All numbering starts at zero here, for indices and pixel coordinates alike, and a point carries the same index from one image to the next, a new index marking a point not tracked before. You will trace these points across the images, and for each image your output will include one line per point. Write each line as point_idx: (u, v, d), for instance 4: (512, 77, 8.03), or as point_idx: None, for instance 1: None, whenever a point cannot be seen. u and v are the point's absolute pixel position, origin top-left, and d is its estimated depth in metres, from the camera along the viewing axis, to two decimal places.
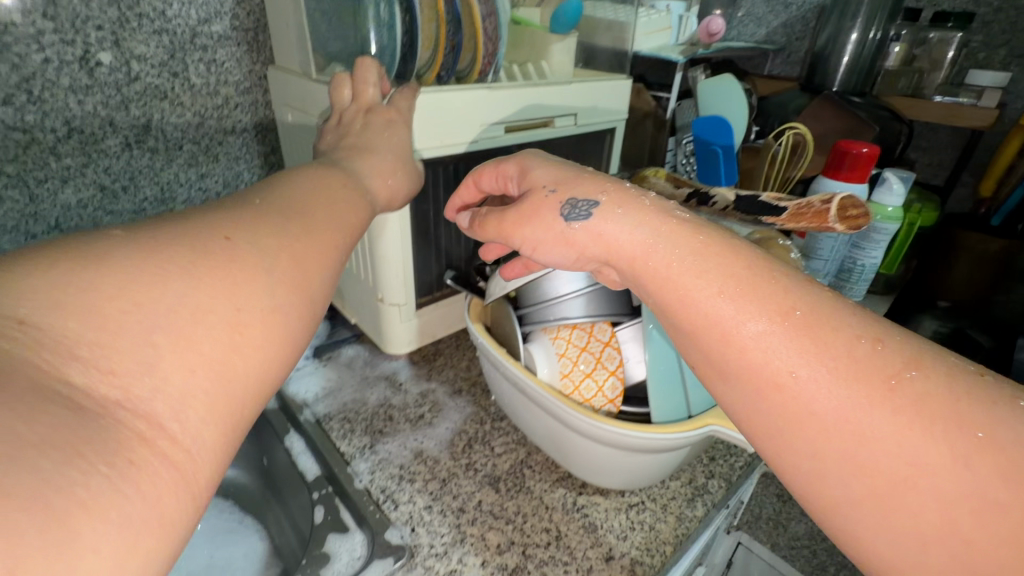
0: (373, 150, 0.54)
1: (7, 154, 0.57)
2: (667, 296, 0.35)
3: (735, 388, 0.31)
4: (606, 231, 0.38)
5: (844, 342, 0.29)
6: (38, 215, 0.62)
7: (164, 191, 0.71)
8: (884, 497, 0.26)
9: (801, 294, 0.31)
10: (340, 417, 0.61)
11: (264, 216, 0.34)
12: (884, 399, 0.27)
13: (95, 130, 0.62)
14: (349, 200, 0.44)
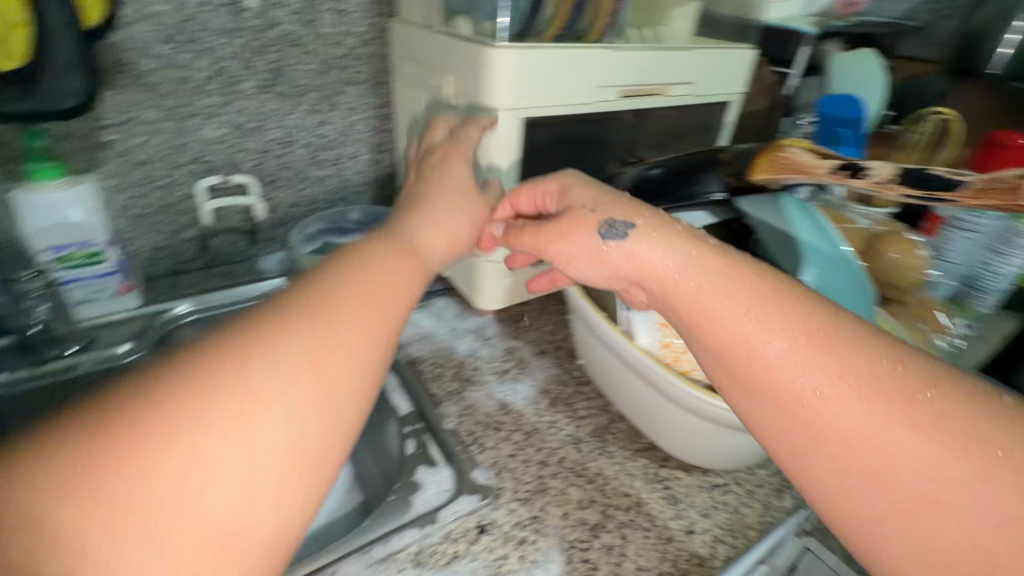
0: (433, 204, 0.51)
1: (164, 89, 0.64)
2: (696, 317, 0.39)
3: (762, 407, 0.35)
4: (640, 252, 0.42)
5: (865, 363, 0.32)
6: (183, 147, 0.68)
7: (287, 134, 0.75)
8: (908, 509, 0.29)
9: (827, 319, 0.35)
10: (431, 361, 0.65)
11: (297, 315, 0.33)
12: (905, 417, 0.30)
13: (236, 72, 0.67)
14: (399, 269, 0.41)
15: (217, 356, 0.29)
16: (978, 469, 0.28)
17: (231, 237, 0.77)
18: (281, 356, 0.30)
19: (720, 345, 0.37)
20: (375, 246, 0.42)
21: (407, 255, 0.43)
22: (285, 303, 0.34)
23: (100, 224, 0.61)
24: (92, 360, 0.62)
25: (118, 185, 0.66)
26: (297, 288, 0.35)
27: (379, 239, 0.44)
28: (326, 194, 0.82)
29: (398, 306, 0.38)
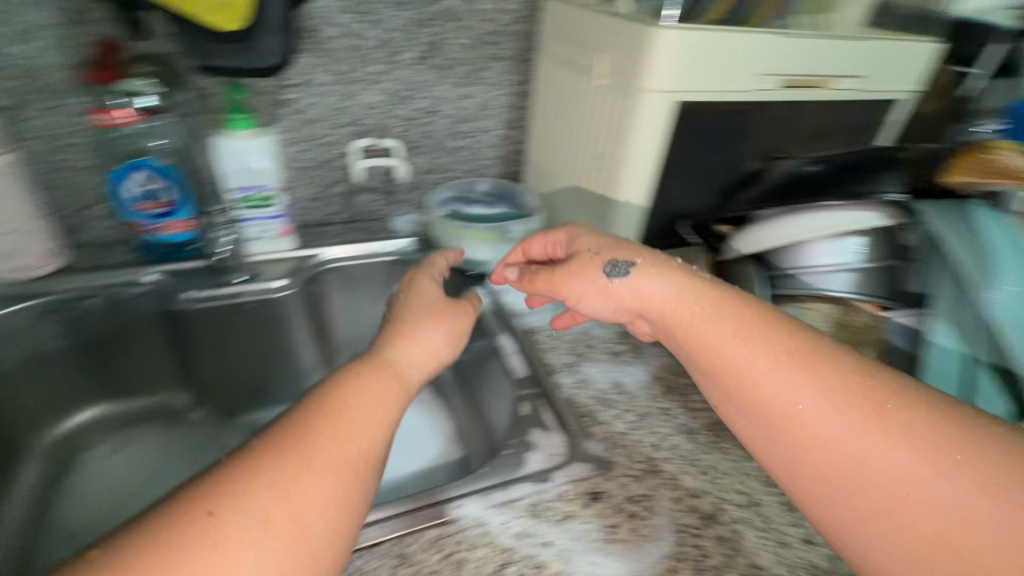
0: (412, 321, 0.52)
1: (338, 55, 0.70)
2: (693, 343, 0.45)
3: (755, 421, 0.41)
4: (642, 286, 0.49)
5: (839, 380, 0.39)
6: (345, 109, 0.75)
7: (432, 105, 0.79)
8: (877, 502, 0.35)
9: (805, 343, 0.41)
10: (547, 332, 0.67)
11: (275, 448, 0.34)
12: (877, 425, 0.36)
13: (399, 43, 0.72)
14: (377, 393, 0.42)
15: (197, 498, 0.31)
16: (934, 466, 0.34)
17: (371, 196, 0.84)
18: (263, 488, 0.32)
19: (716, 368, 0.44)
20: (355, 368, 0.44)
21: (385, 378, 0.44)
22: (266, 440, 0.35)
23: (274, 170, 0.69)
24: (258, 289, 0.72)
25: (289, 139, 0.74)
26: (275, 426, 0.37)
27: (357, 364, 0.45)
28: (458, 164, 0.87)
29: (377, 429, 0.40)
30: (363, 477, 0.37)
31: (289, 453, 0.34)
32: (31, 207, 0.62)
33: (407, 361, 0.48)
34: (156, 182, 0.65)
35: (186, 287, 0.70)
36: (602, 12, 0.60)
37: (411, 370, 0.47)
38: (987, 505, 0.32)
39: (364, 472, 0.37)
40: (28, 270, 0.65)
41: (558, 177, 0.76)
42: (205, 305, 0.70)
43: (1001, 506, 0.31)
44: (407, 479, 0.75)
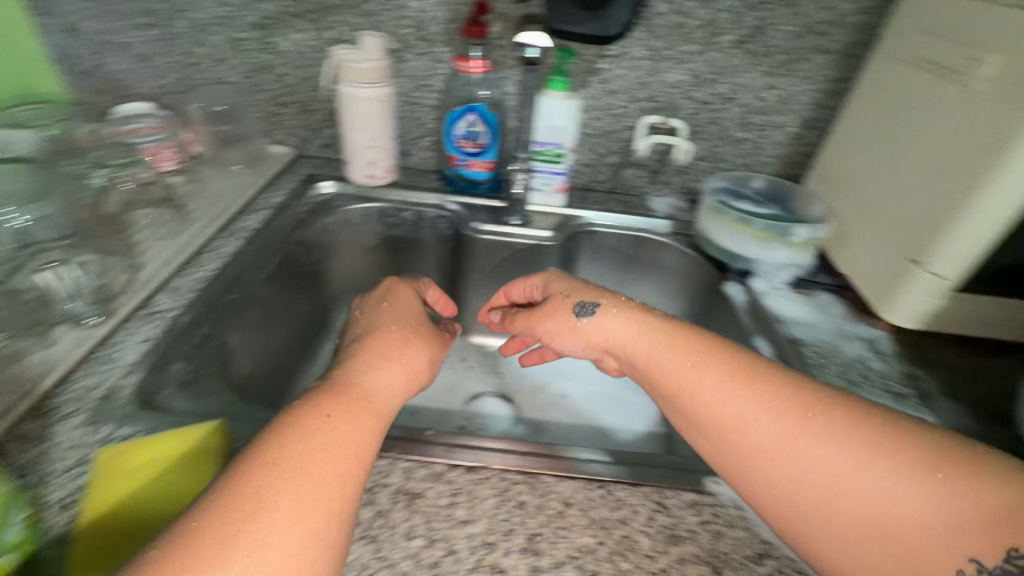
0: (374, 348, 0.48)
1: (660, 32, 0.73)
2: (647, 369, 0.48)
3: (705, 434, 0.43)
4: (606, 326, 0.52)
5: (774, 390, 0.42)
6: (648, 84, 0.77)
7: (733, 91, 0.78)
8: (824, 502, 0.37)
9: (744, 360, 0.44)
10: (815, 348, 0.62)
11: (217, 518, 0.31)
12: (807, 428, 0.39)
13: (723, 25, 0.72)
14: (346, 428, 0.39)
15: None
16: (869, 461, 0.37)
17: (639, 172, 0.86)
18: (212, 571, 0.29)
19: (672, 391, 0.46)
20: (320, 400, 0.40)
21: (359, 411, 0.40)
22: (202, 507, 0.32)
23: (573, 131, 0.75)
24: (530, 236, 0.80)
25: (589, 106, 0.80)
26: (221, 479, 0.34)
27: (321, 392, 0.41)
28: (735, 156, 0.84)
29: (349, 467, 0.37)
30: (331, 516, 0.34)
31: (231, 526, 0.31)
32: (390, 126, 0.78)
33: (381, 387, 0.44)
34: (481, 126, 0.77)
35: (476, 219, 0.81)
36: (1008, 7, 0.52)
37: (389, 400, 0.44)
38: (922, 497, 0.34)
39: (336, 506, 0.34)
40: (373, 179, 0.81)
41: (860, 190, 0.69)
42: (486, 238, 0.80)
43: (928, 493, 0.34)
44: (610, 438, 0.74)
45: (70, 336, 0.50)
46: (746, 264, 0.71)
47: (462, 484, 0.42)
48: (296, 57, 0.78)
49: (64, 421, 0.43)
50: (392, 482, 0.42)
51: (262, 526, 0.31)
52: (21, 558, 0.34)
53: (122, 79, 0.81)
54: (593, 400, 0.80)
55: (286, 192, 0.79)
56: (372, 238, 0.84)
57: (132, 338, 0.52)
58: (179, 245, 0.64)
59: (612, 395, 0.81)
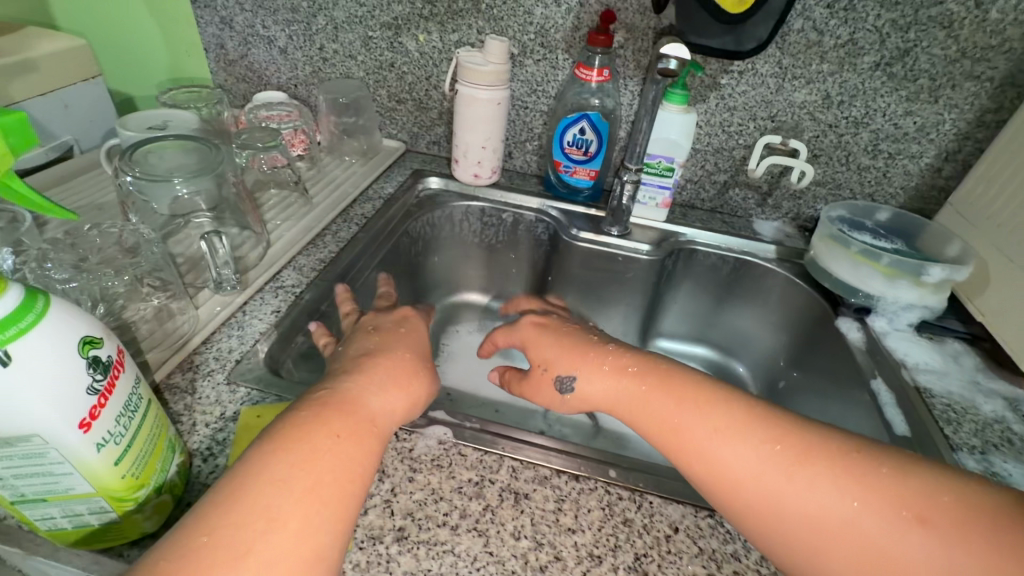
0: (378, 366, 0.45)
1: (793, 49, 0.70)
2: (642, 422, 0.46)
3: (700, 477, 0.41)
4: (595, 399, 0.49)
5: (767, 435, 0.40)
6: (771, 103, 0.74)
7: (866, 115, 0.73)
8: (827, 551, 0.36)
9: (735, 403, 0.43)
10: (944, 401, 0.57)
11: (222, 535, 0.31)
12: (804, 472, 0.38)
13: (865, 45, 0.68)
14: (352, 449, 0.38)
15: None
16: (870, 509, 0.35)
17: (748, 193, 0.83)
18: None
19: (671, 435, 0.43)
20: (327, 418, 0.39)
21: (362, 433, 0.39)
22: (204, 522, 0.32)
23: (686, 146, 0.74)
24: (629, 249, 0.79)
25: (704, 121, 0.78)
26: (219, 490, 0.34)
27: (320, 407, 0.40)
28: (858, 184, 0.79)
29: (352, 486, 0.37)
30: (334, 534, 0.34)
31: (236, 545, 0.31)
32: (501, 128, 0.79)
33: (384, 410, 0.42)
34: (591, 134, 0.77)
35: (574, 226, 0.81)
36: None
37: (390, 422, 0.42)
38: (926, 542, 0.33)
39: (339, 525, 0.35)
40: (478, 179, 0.83)
41: (1010, 232, 0.63)
42: (583, 244, 0.80)
43: (933, 548, 0.33)
44: None
45: (213, 300, 0.54)
46: (866, 300, 0.67)
47: (567, 492, 0.42)
48: (420, 57, 0.81)
49: (208, 378, 0.47)
50: (499, 479, 0.42)
51: (266, 545, 0.32)
52: (175, 498, 0.37)
53: (262, 70, 0.88)
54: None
55: (395, 185, 0.82)
56: (470, 236, 0.86)
57: (263, 308, 0.56)
58: (302, 227, 0.68)
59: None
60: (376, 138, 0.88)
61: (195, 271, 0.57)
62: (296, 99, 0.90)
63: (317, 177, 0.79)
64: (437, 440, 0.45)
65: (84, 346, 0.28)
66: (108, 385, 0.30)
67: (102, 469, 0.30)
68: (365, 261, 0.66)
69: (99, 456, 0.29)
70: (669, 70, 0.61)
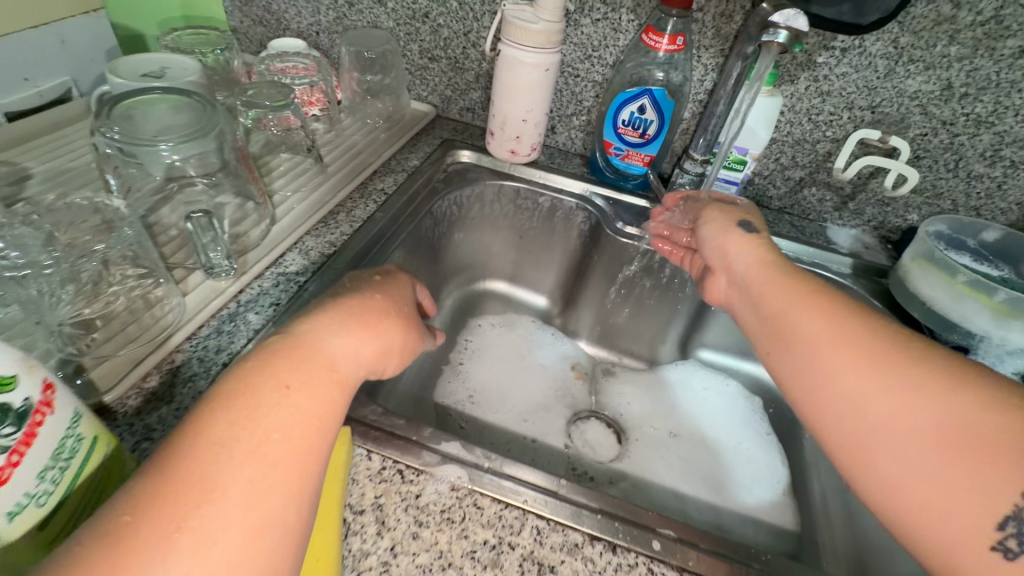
0: (342, 306, 0.39)
1: (916, 25, 0.56)
2: (757, 288, 0.46)
3: (781, 351, 0.40)
4: (746, 246, 0.50)
5: (859, 330, 0.37)
6: (874, 90, 0.62)
7: (992, 113, 0.60)
8: (889, 445, 0.32)
9: (834, 301, 0.40)
10: None
11: (159, 499, 0.25)
12: (883, 365, 0.34)
13: (1013, 25, 0.54)
14: (305, 402, 0.32)
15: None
16: (949, 412, 0.31)
17: (826, 194, 0.71)
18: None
19: (768, 308, 0.43)
20: (272, 367, 0.32)
21: (316, 382, 0.33)
22: (131, 496, 0.25)
23: (764, 136, 0.62)
24: None
25: (787, 106, 0.65)
26: (159, 451, 0.28)
27: (268, 352, 0.33)
28: (963, 195, 0.66)
29: (310, 446, 0.30)
30: (288, 501, 0.28)
31: (170, 512, 0.25)
32: (547, 98, 0.69)
33: (345, 353, 0.35)
34: (652, 113, 0.66)
35: (620, 218, 0.71)
36: None
37: (353, 370, 0.36)
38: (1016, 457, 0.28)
39: (296, 497, 0.29)
40: (515, 155, 0.73)
41: None
42: (628, 240, 0.70)
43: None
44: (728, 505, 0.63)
45: (203, 285, 0.47)
46: (963, 339, 0.56)
47: (602, 567, 0.35)
48: (459, 8, 0.70)
49: (189, 385, 0.40)
50: (521, 544, 0.35)
51: (203, 518, 0.25)
52: None
53: (280, 13, 0.78)
54: (695, 462, 0.67)
55: (422, 155, 0.73)
56: (500, 218, 0.77)
57: (260, 299, 0.48)
58: (313, 201, 0.60)
59: (732, 449, 0.69)
60: (403, 100, 0.79)
61: (185, 248, 0.50)
62: (317, 49, 0.80)
63: (334, 141, 0.71)
64: (450, 485, 0.37)
65: None
66: (26, 436, 0.23)
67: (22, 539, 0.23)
68: (381, 245, 0.58)
69: (13, 526, 0.23)
70: (777, 42, 0.52)
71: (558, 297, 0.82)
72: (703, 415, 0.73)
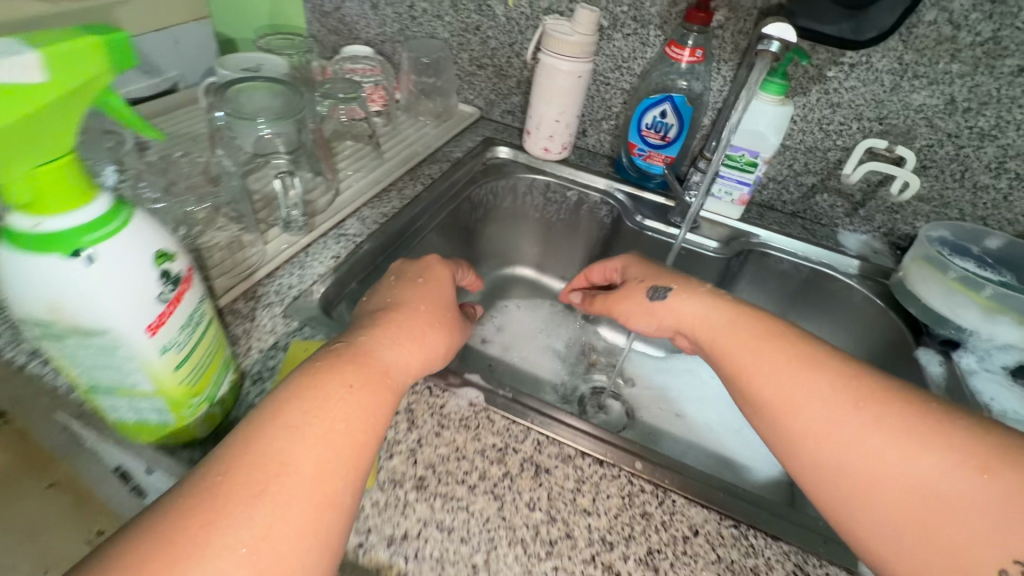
0: (395, 319, 0.44)
1: (919, 44, 0.62)
2: (713, 338, 0.49)
3: (757, 398, 0.44)
4: (678, 308, 0.53)
5: (825, 373, 0.42)
6: (881, 103, 0.67)
7: (995, 127, 0.63)
8: (864, 488, 0.37)
9: (799, 346, 0.44)
10: None
11: (239, 475, 0.31)
12: (852, 411, 0.39)
13: (1010, 45, 0.58)
14: (364, 398, 0.37)
15: (139, 560, 0.27)
16: (912, 454, 0.36)
17: (837, 200, 0.76)
18: (225, 534, 0.28)
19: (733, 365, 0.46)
20: (339, 368, 0.37)
21: (376, 384, 0.38)
22: (225, 461, 0.32)
23: (774, 140, 0.68)
24: (696, 244, 0.75)
25: (800, 115, 0.71)
26: (238, 432, 0.33)
27: (335, 357, 0.39)
28: (970, 205, 0.70)
29: (366, 440, 0.35)
30: (348, 484, 0.33)
31: (252, 484, 0.30)
32: (578, 102, 0.77)
33: (398, 361, 0.41)
34: (672, 118, 0.73)
35: (639, 213, 0.78)
36: None
37: (403, 377, 0.41)
38: (973, 494, 0.33)
39: (353, 476, 0.34)
40: (547, 152, 0.82)
41: None
42: (647, 234, 0.77)
43: (981, 491, 0.33)
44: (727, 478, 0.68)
45: (280, 238, 0.58)
46: (954, 333, 0.60)
47: (589, 474, 0.42)
48: (506, 22, 0.79)
49: (267, 309, 0.50)
50: (523, 449, 0.42)
51: (282, 486, 0.31)
52: (223, 411, 0.41)
53: (353, 23, 0.90)
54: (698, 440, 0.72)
55: (465, 149, 0.83)
56: (531, 210, 0.85)
57: (324, 252, 0.58)
58: (370, 180, 0.70)
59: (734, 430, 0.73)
60: (452, 101, 0.89)
61: (269, 208, 0.61)
62: (381, 55, 0.92)
63: (391, 134, 0.81)
64: (468, 402, 0.45)
65: (159, 259, 0.30)
66: (177, 296, 0.32)
67: (164, 372, 0.33)
68: (425, 220, 0.67)
69: (162, 360, 0.32)
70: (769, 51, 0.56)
71: None
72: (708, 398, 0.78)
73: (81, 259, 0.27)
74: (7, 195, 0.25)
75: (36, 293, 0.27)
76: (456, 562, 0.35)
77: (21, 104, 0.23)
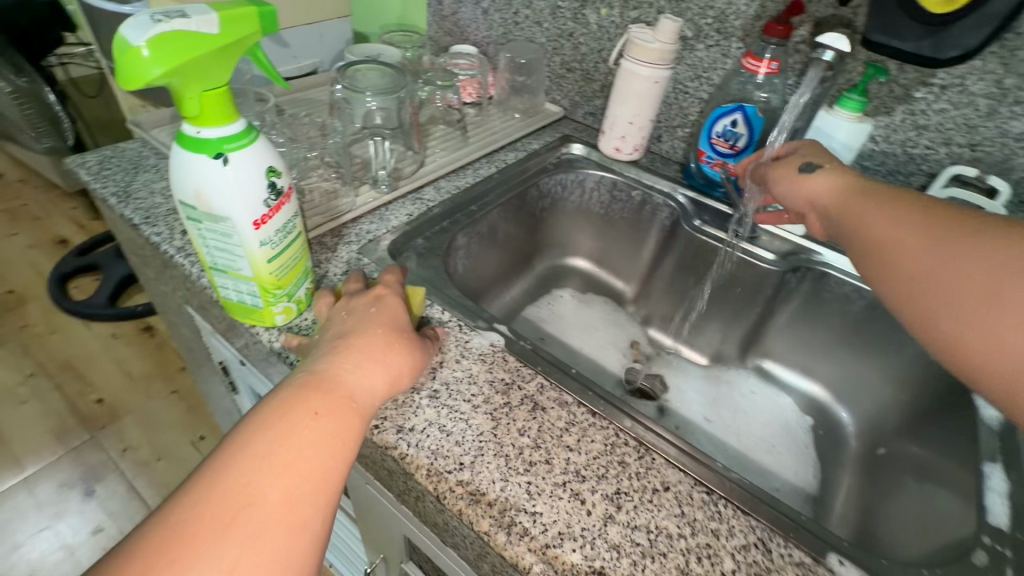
0: (352, 345, 0.43)
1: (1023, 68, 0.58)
2: (844, 211, 0.52)
3: (877, 260, 0.46)
4: (809, 186, 0.57)
5: (952, 227, 0.42)
6: (975, 129, 0.63)
7: None
8: (972, 323, 0.37)
9: (939, 209, 0.44)
10: None
11: (205, 509, 0.32)
12: (971, 254, 0.39)
13: None
14: (331, 424, 0.38)
15: None
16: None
17: None
18: (196, 565, 0.31)
19: (859, 227, 0.49)
20: (303, 397, 0.38)
21: (342, 411, 0.39)
22: (192, 492, 0.33)
23: (846, 156, 0.68)
24: (751, 252, 0.76)
25: (881, 136, 0.69)
26: (203, 465, 0.35)
27: (297, 386, 0.39)
28: None
29: (334, 463, 0.37)
30: (318, 508, 0.36)
31: (221, 517, 0.33)
32: (653, 106, 0.81)
33: (363, 386, 0.41)
34: (743, 128, 0.75)
35: (699, 217, 0.80)
36: None
37: (371, 401, 0.41)
38: None
39: (322, 500, 0.36)
40: (618, 152, 0.86)
41: None
42: (703, 238, 0.79)
43: None
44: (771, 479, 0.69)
45: (369, 193, 0.69)
46: None
47: (580, 419, 0.46)
48: (597, 29, 0.86)
49: (347, 246, 0.62)
50: (528, 389, 0.48)
51: (250, 517, 0.33)
52: (300, 308, 0.51)
53: (465, 27, 1.02)
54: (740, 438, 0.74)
55: (543, 143, 0.90)
56: (597, 205, 0.90)
57: (400, 210, 0.68)
58: (452, 158, 0.80)
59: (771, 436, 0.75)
60: (540, 99, 0.97)
61: (364, 170, 0.73)
62: (484, 55, 1.03)
63: (479, 123, 0.91)
64: (489, 343, 0.52)
65: (270, 173, 0.41)
66: (278, 205, 0.43)
67: (260, 261, 0.44)
68: (492, 196, 0.76)
69: (260, 251, 0.43)
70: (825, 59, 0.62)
71: (634, 284, 0.92)
72: (745, 411, 0.78)
73: (220, 160, 0.38)
74: (184, 112, 0.37)
75: (189, 183, 0.39)
76: (447, 457, 0.42)
77: (192, 47, 0.34)
